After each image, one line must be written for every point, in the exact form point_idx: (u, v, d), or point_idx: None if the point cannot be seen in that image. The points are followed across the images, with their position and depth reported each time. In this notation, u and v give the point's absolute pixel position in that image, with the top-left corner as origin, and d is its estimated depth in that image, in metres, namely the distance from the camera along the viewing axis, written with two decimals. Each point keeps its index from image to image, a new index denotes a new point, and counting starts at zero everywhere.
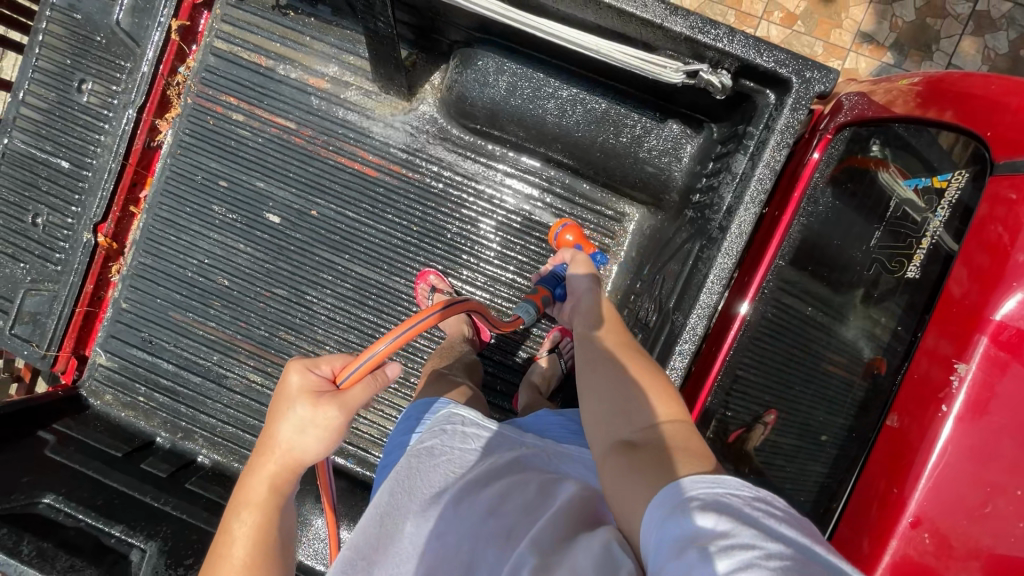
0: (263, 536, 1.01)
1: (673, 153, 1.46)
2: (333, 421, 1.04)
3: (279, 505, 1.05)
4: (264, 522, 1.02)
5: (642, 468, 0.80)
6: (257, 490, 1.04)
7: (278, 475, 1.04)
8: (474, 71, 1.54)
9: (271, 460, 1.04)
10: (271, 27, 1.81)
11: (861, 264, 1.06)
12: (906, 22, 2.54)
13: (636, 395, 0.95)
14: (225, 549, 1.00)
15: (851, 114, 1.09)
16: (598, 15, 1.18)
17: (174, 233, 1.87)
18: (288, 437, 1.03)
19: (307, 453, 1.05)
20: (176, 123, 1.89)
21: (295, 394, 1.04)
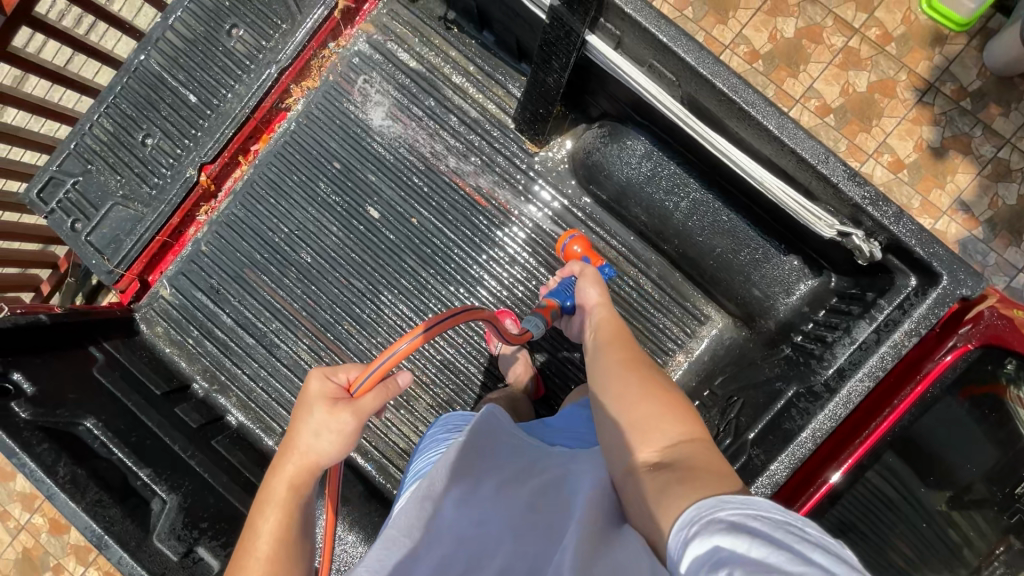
0: (285, 532, 1.02)
1: (785, 286, 1.49)
2: (346, 425, 1.08)
3: (296, 505, 1.06)
4: (284, 518, 1.03)
5: (668, 486, 0.84)
6: (277, 488, 1.06)
7: (295, 477, 1.07)
8: (622, 147, 1.57)
9: (289, 462, 1.07)
10: (430, 34, 1.84)
11: (1005, 508, 1.11)
12: (1006, 204, 2.58)
13: (653, 411, 0.99)
14: (251, 543, 1.01)
15: (978, 335, 1.08)
16: (776, 153, 1.21)
17: (274, 197, 1.88)
18: (304, 443, 1.07)
19: (324, 455, 1.08)
20: (310, 95, 1.91)
21: (313, 399, 1.10)
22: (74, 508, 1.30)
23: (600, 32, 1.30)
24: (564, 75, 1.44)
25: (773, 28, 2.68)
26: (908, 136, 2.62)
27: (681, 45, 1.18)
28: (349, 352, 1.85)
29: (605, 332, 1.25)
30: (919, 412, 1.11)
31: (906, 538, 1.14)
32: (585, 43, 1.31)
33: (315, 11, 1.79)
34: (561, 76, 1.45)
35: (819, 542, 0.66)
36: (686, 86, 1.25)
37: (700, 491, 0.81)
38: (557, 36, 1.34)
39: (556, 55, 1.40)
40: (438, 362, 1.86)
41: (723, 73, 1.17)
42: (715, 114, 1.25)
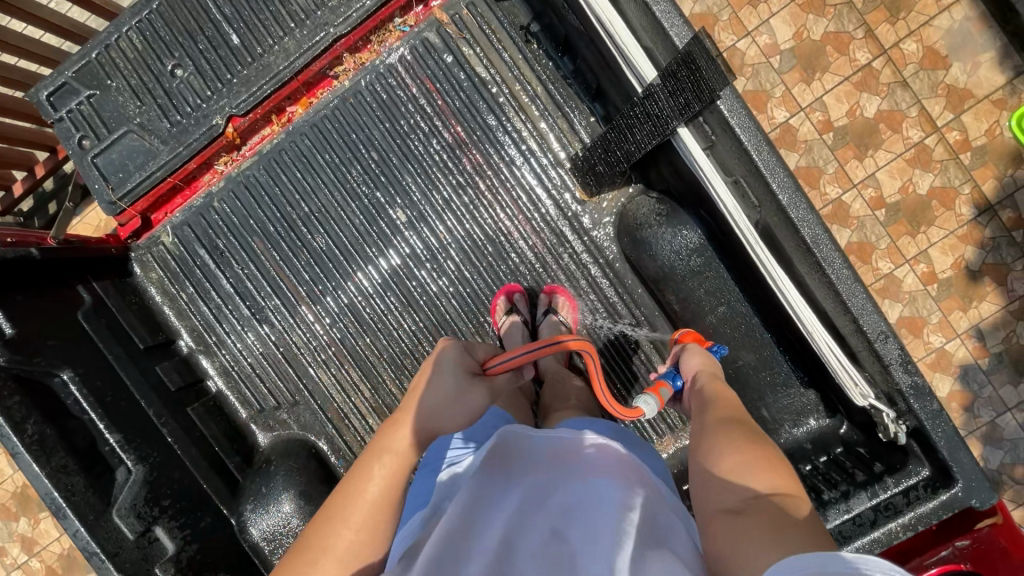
0: (399, 483, 0.96)
1: (796, 417, 1.46)
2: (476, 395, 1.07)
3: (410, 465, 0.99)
4: (395, 476, 0.96)
5: (748, 536, 0.75)
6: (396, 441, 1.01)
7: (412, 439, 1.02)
8: (675, 232, 1.48)
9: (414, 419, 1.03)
10: (506, 42, 1.70)
11: None
12: (1020, 343, 2.57)
13: (745, 466, 0.90)
14: (361, 490, 0.94)
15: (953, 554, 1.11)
16: (834, 313, 1.15)
17: (300, 172, 1.78)
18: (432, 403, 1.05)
19: (445, 423, 1.05)
20: (362, 72, 1.76)
21: (449, 366, 1.11)
22: (38, 472, 1.27)
23: (694, 126, 1.18)
24: (642, 146, 1.31)
25: (855, 103, 2.54)
26: (950, 252, 2.56)
27: (775, 178, 1.09)
28: (344, 350, 1.79)
29: (708, 394, 1.19)
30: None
31: None
32: (676, 130, 1.17)
33: None
34: (639, 145, 1.32)
35: None
36: (765, 214, 1.16)
37: (786, 547, 0.71)
38: (648, 112, 1.20)
39: (639, 128, 1.28)
40: None
41: (809, 221, 1.10)
42: (786, 252, 1.17)
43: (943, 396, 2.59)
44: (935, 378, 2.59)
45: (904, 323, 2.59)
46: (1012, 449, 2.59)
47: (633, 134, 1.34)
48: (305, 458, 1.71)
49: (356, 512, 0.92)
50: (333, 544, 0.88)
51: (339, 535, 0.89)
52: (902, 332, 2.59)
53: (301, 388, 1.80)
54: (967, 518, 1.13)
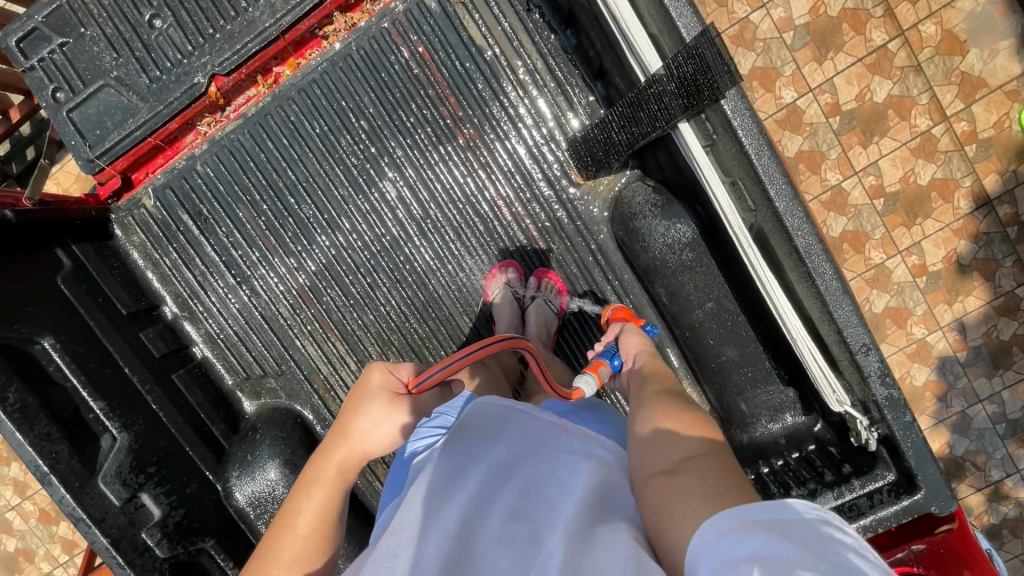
0: (328, 515, 0.99)
1: (773, 412, 1.48)
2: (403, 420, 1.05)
3: (340, 493, 1.02)
4: (325, 506, 1.00)
5: (681, 497, 0.77)
6: (326, 471, 1.03)
7: (338, 469, 1.03)
8: (669, 223, 1.45)
9: (339, 450, 1.04)
10: (506, 11, 1.60)
11: None
12: (998, 338, 2.62)
13: (681, 432, 0.92)
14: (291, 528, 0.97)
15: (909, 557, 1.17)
16: (819, 321, 1.15)
17: (287, 139, 1.71)
18: (357, 432, 1.04)
19: (374, 446, 1.05)
20: (354, 34, 1.66)
21: (374, 391, 1.06)
22: (21, 441, 1.27)
23: (694, 124, 1.15)
24: (643, 138, 1.28)
25: (866, 86, 2.46)
26: (943, 245, 2.55)
27: (773, 185, 1.06)
28: (331, 324, 1.78)
29: (647, 374, 1.21)
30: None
31: None
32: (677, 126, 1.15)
33: None
34: (639, 138, 1.29)
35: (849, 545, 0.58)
36: (761, 219, 1.14)
37: (716, 501, 0.73)
38: (650, 105, 1.17)
39: (639, 121, 1.25)
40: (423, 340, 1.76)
41: (804, 230, 1.08)
42: (777, 258, 1.16)
43: (918, 385, 2.66)
44: (912, 368, 2.65)
45: (888, 313, 2.62)
46: (978, 438, 2.69)
47: (633, 124, 1.29)
48: (291, 427, 1.72)
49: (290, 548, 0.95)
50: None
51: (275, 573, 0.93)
52: (886, 322, 2.62)
53: (287, 360, 1.80)
54: (929, 523, 1.19)
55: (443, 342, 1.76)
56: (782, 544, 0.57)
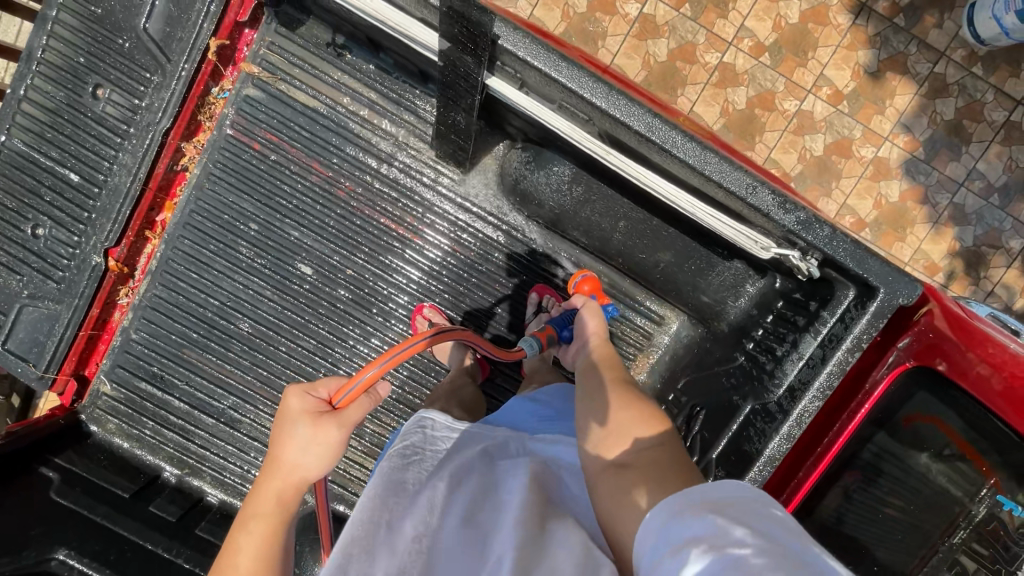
0: (272, 545, 0.94)
1: (732, 289, 1.48)
2: (334, 447, 0.96)
3: (283, 524, 0.96)
4: (267, 543, 0.94)
5: (629, 491, 0.83)
6: (265, 504, 0.96)
7: (275, 500, 0.96)
8: (546, 174, 1.52)
9: (272, 481, 0.96)
10: (321, 66, 1.65)
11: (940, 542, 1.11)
12: (944, 120, 2.57)
13: (634, 420, 0.97)
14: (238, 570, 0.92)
15: (902, 356, 1.11)
16: (703, 186, 1.15)
17: (196, 272, 1.75)
18: (285, 464, 0.95)
19: (310, 473, 0.96)
20: (205, 153, 1.71)
21: (294, 415, 0.96)
22: None
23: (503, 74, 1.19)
24: (474, 110, 1.31)
25: None
26: (845, 64, 2.54)
27: (587, 87, 1.08)
28: None
29: (593, 359, 1.22)
30: (881, 420, 1.14)
31: (881, 545, 1.14)
32: (486, 81, 1.18)
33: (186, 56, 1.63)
34: (470, 113, 1.33)
35: (772, 513, 0.65)
36: (601, 123, 1.15)
37: (665, 490, 0.79)
38: (457, 78, 1.20)
39: (460, 98, 1.28)
40: (403, 382, 1.79)
41: (636, 112, 1.09)
42: (636, 149, 1.16)
43: (897, 200, 2.60)
44: (881, 187, 2.60)
45: (831, 150, 2.58)
46: (979, 220, 2.62)
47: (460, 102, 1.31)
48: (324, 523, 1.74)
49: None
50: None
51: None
52: (834, 159, 2.58)
53: None
54: (906, 314, 1.14)
55: (425, 380, 1.80)
56: (717, 520, 0.64)
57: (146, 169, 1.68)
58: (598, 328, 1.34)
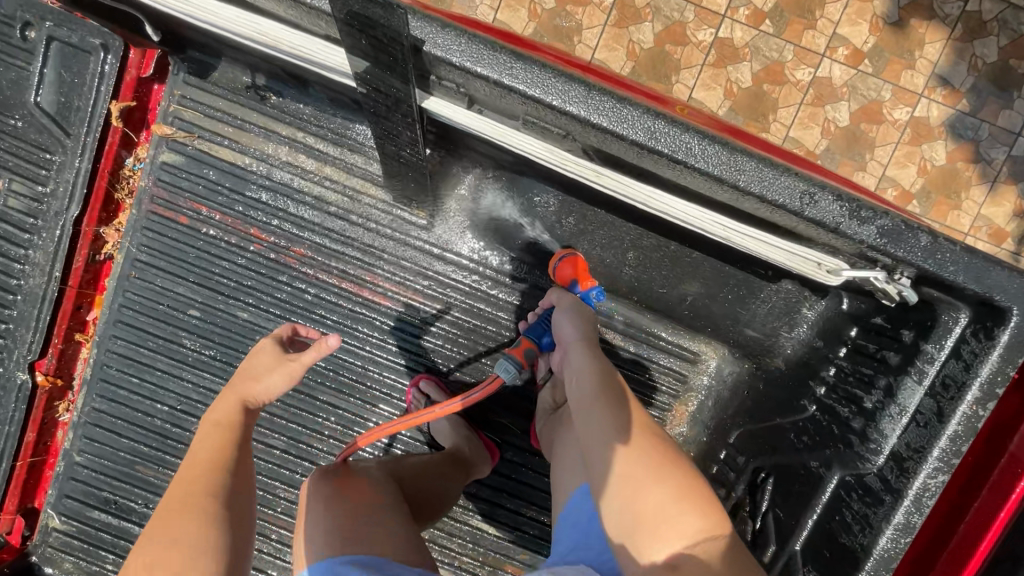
0: (224, 441, 1.01)
1: (785, 317, 1.15)
2: (291, 370, 1.05)
3: (236, 425, 1.03)
4: (222, 437, 1.01)
5: None
6: (218, 411, 1.05)
7: (233, 424, 1.03)
8: (530, 207, 1.24)
9: (235, 410, 1.05)
10: (245, 114, 1.37)
11: None
12: (987, 64, 2.20)
13: (670, 497, 0.75)
14: (176, 516, 0.87)
15: None
16: (737, 201, 0.82)
17: (135, 375, 1.47)
18: (247, 389, 1.06)
19: (264, 395, 1.07)
20: (126, 236, 1.43)
21: (263, 348, 1.13)
22: None
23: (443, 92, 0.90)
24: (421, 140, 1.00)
25: None
26: (859, 20, 2.21)
27: (553, 93, 0.76)
28: None
29: (588, 380, 0.96)
30: None
31: None
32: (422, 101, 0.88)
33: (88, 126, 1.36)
34: (416, 146, 1.02)
35: None
36: (583, 139, 0.84)
37: None
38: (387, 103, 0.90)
39: (398, 132, 0.99)
40: None
41: (632, 115, 0.76)
42: (640, 163, 0.84)
43: (945, 163, 2.23)
44: (925, 151, 2.23)
45: (859, 118, 2.23)
46: None
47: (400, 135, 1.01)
48: None
49: (171, 529, 0.85)
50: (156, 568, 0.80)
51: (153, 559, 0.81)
52: (863, 127, 2.23)
53: None
54: None
55: None
56: None
57: (60, 265, 1.39)
58: (588, 326, 1.07)
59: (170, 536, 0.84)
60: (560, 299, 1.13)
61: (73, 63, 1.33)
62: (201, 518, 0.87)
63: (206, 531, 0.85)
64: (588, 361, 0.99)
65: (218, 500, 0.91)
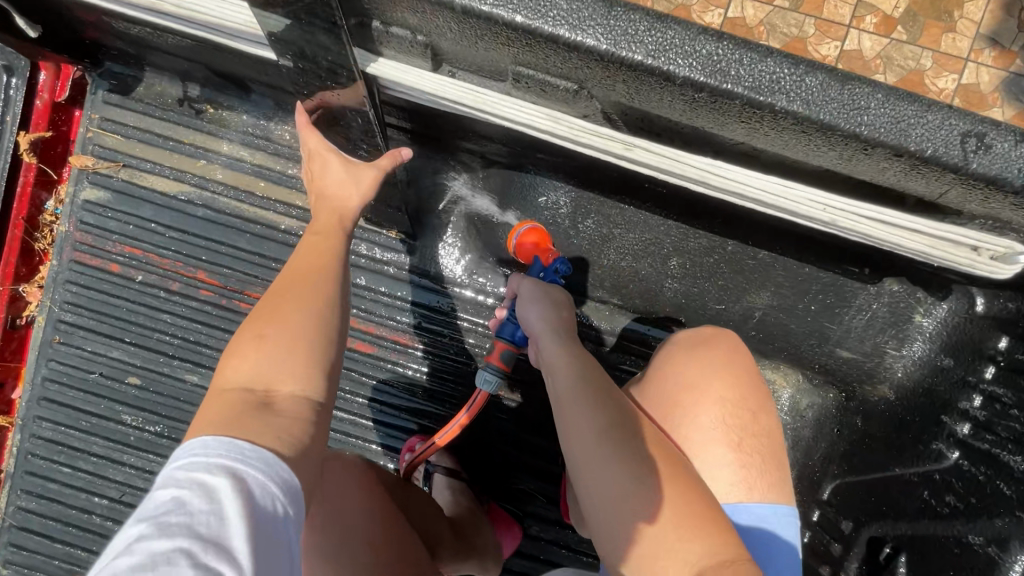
0: (310, 286, 0.62)
1: (891, 329, 0.85)
2: (375, 165, 0.73)
3: (334, 237, 0.68)
4: (293, 312, 0.60)
5: None
6: (321, 229, 0.69)
7: (336, 230, 0.69)
8: (532, 212, 0.91)
9: (322, 208, 0.71)
10: (179, 134, 1.13)
11: None
12: None
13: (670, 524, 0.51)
14: (287, 287, 0.62)
15: None
16: (850, 162, 0.54)
17: (66, 463, 1.18)
18: (314, 170, 0.73)
19: (346, 206, 0.71)
20: (48, 293, 1.18)
21: (312, 135, 0.72)
22: None
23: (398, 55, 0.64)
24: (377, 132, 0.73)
25: None
26: None
27: (555, 17, 0.49)
28: None
29: (560, 358, 0.66)
30: None
31: None
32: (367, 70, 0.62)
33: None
34: (374, 140, 0.75)
35: None
36: (607, 96, 0.57)
37: None
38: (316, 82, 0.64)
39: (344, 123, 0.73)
40: None
41: (683, 38, 0.49)
42: (694, 120, 0.56)
43: None
44: None
45: None
46: None
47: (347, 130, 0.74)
48: None
49: (276, 318, 0.59)
50: (241, 364, 0.57)
51: (252, 356, 0.57)
52: None
53: None
54: None
55: None
56: None
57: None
58: (562, 314, 0.70)
59: (278, 329, 0.59)
60: (520, 289, 0.74)
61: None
62: (320, 291, 0.62)
63: (323, 329, 0.60)
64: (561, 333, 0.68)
65: (343, 261, 0.67)
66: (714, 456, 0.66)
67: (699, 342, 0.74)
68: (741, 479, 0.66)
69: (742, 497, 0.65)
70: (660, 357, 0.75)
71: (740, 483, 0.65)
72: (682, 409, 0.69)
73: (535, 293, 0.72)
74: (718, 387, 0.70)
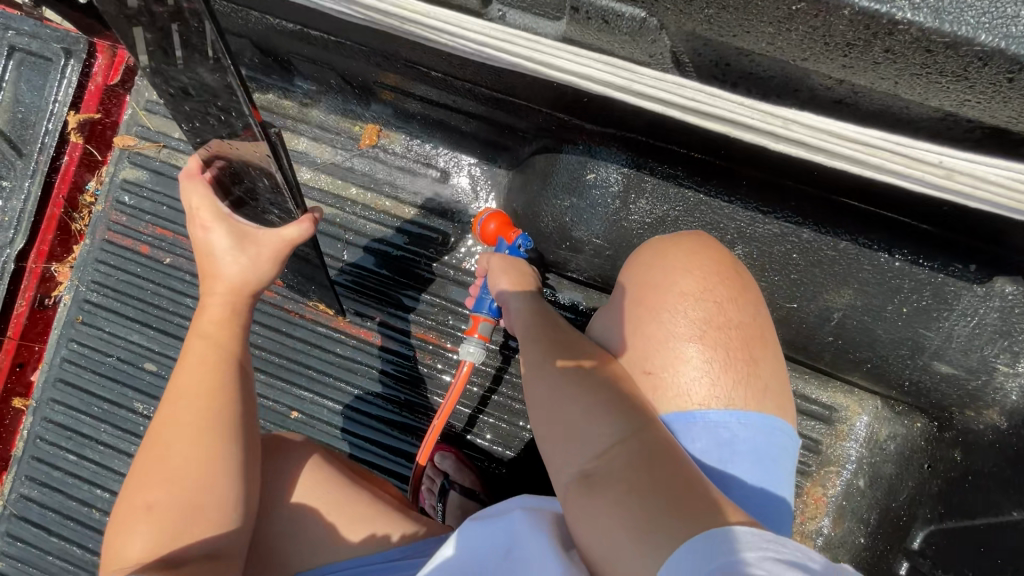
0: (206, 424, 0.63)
1: (1003, 339, 0.71)
2: (282, 236, 0.67)
3: (233, 328, 0.68)
4: (191, 465, 0.61)
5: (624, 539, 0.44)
6: (214, 316, 0.67)
7: (225, 321, 0.67)
8: (578, 193, 0.80)
9: (211, 296, 0.68)
10: None
11: None
12: None
13: (600, 413, 0.53)
14: (169, 435, 0.63)
15: None
16: (984, 96, 0.44)
17: (73, 451, 1.12)
18: (199, 239, 0.67)
19: (238, 274, 0.67)
20: (76, 275, 1.15)
21: (194, 203, 0.66)
22: None
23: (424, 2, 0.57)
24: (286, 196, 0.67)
25: None
26: None
27: None
28: None
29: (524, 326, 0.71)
30: None
31: None
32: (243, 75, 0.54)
33: (46, 134, 1.09)
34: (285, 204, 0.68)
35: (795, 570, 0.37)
36: (680, 25, 0.50)
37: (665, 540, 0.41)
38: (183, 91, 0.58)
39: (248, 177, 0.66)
40: None
41: None
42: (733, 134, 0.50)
43: None
44: None
45: None
46: None
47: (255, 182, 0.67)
48: None
49: (166, 473, 0.61)
50: (134, 538, 0.58)
51: (150, 528, 0.58)
52: None
53: None
54: None
55: None
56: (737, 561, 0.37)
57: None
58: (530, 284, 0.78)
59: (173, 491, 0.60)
60: (490, 267, 0.81)
61: (33, 75, 1.07)
62: (212, 422, 0.63)
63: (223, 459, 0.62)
64: (524, 313, 0.72)
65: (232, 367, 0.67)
66: (676, 352, 0.59)
67: (660, 245, 0.66)
68: (705, 373, 0.58)
69: (702, 398, 0.58)
70: (628, 262, 0.68)
71: (704, 379, 0.58)
72: (645, 313, 0.62)
73: (506, 275, 0.78)
74: (681, 283, 0.62)
